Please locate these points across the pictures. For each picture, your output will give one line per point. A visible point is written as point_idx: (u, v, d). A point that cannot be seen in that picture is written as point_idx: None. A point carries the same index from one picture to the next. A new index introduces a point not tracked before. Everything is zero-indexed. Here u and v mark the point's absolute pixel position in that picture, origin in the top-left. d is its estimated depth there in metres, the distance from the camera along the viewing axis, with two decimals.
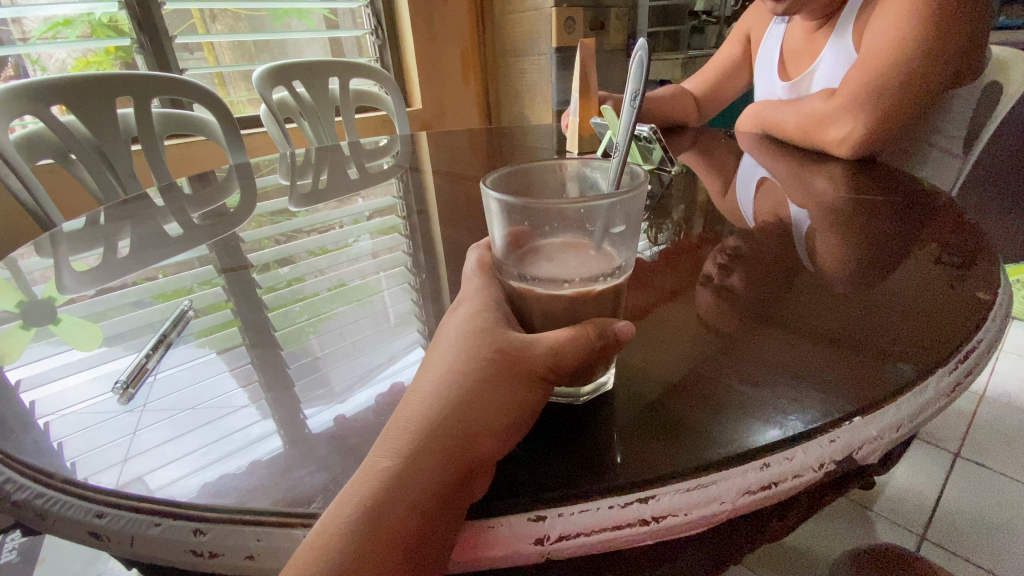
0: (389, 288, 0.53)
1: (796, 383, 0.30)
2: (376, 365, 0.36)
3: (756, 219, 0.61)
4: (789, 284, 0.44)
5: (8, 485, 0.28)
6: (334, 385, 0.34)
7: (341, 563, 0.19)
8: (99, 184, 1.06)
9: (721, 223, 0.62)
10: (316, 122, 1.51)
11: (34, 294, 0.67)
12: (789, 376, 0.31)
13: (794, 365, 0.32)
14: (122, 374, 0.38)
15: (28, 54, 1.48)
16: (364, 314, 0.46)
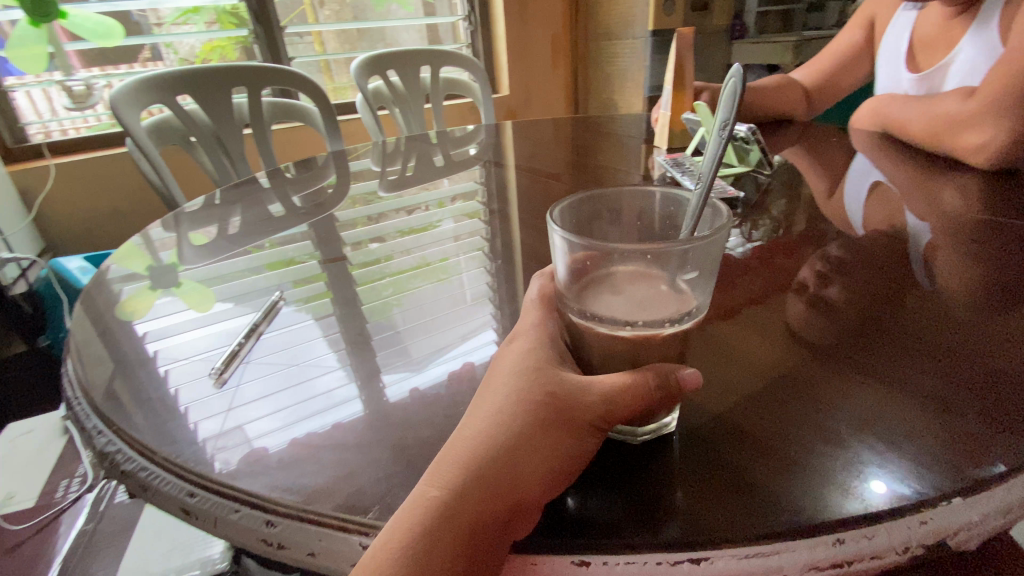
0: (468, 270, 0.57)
1: (889, 441, 0.27)
2: (450, 342, 0.41)
3: (866, 226, 0.55)
4: (889, 311, 0.39)
5: (119, 456, 0.32)
6: (412, 357, 0.39)
7: None
8: (215, 166, 1.18)
9: (825, 222, 0.57)
10: (407, 109, 1.56)
11: (160, 260, 0.77)
12: (882, 432, 0.28)
13: (891, 418, 0.29)
14: (216, 360, 0.41)
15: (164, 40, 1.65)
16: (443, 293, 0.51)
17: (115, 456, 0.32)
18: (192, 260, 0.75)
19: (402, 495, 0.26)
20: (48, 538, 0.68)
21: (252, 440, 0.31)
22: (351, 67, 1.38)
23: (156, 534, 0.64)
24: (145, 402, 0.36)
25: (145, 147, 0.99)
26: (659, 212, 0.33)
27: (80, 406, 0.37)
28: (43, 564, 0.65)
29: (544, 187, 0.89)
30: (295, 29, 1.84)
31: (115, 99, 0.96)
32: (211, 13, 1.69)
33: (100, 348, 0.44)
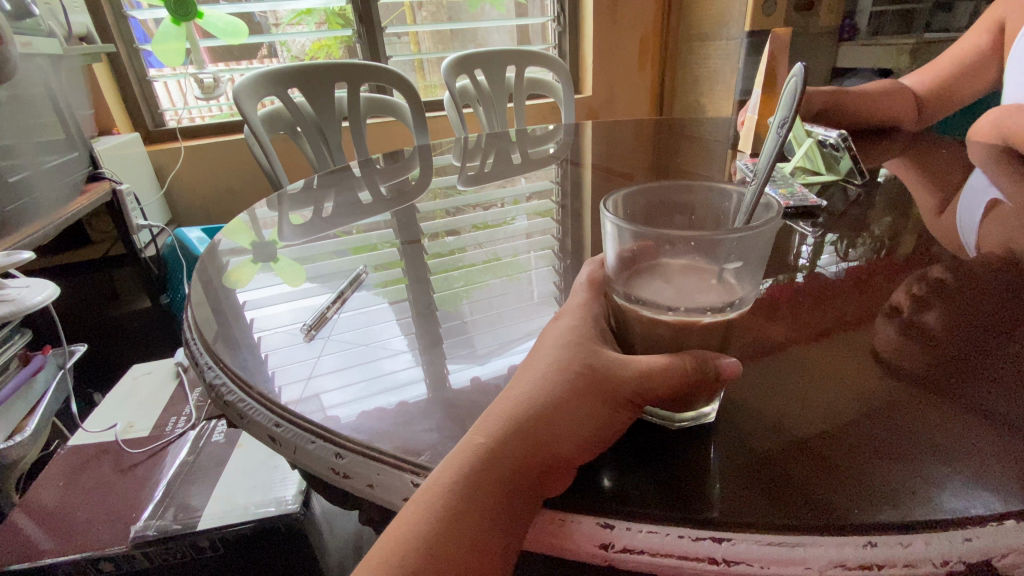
0: (537, 268, 0.60)
1: (981, 475, 0.25)
2: (517, 336, 0.43)
3: (979, 250, 0.50)
4: (994, 342, 0.36)
5: (224, 388, 0.38)
6: (476, 348, 0.41)
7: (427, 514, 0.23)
8: (316, 154, 1.29)
9: (936, 245, 0.53)
10: (491, 108, 1.61)
11: (262, 236, 0.87)
12: (973, 464, 0.26)
13: (987, 452, 0.27)
14: (309, 317, 0.49)
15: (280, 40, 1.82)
16: (512, 289, 0.54)
17: (220, 391, 0.38)
18: (290, 238, 0.84)
19: (451, 447, 0.30)
20: (157, 461, 0.77)
21: (325, 409, 0.34)
22: (442, 65, 1.45)
23: (243, 472, 0.73)
24: (243, 351, 0.42)
25: (259, 134, 1.11)
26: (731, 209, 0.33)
27: (196, 346, 0.45)
28: (150, 482, 0.73)
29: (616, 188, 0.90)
30: (395, 30, 1.96)
31: (237, 91, 1.08)
32: (320, 15, 1.85)
33: (217, 305, 0.52)
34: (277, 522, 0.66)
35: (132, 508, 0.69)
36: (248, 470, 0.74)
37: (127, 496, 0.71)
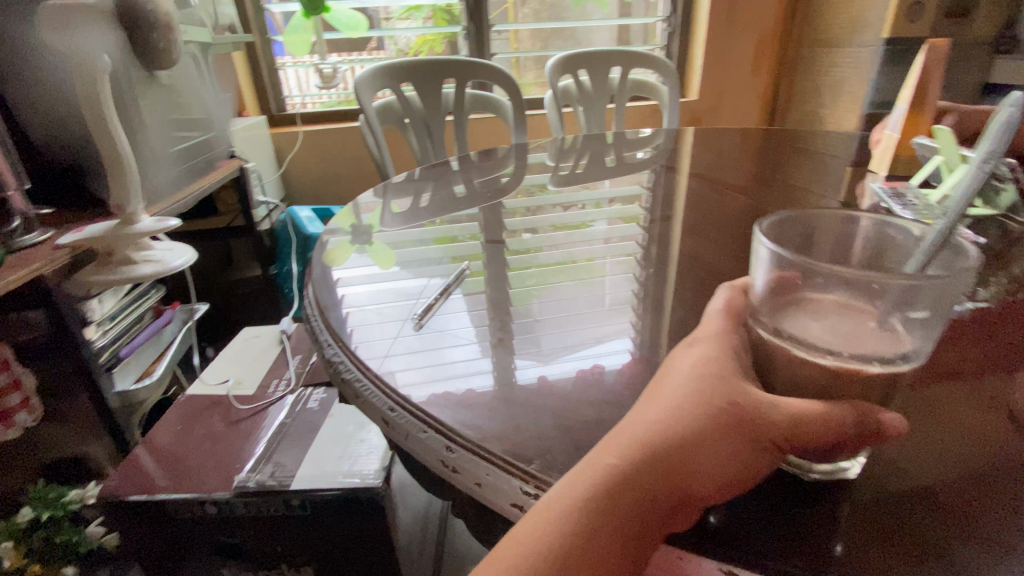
0: (614, 274, 0.58)
1: None
2: (587, 342, 0.42)
3: None
4: None
5: (342, 365, 0.41)
6: (542, 347, 0.42)
7: (547, 530, 0.22)
8: (421, 146, 1.35)
9: None
10: (591, 109, 1.59)
11: (362, 220, 0.92)
12: None
13: None
14: (418, 309, 0.50)
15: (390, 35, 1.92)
16: (583, 293, 0.53)
17: (339, 369, 0.41)
18: (388, 225, 0.88)
19: (560, 458, 0.29)
20: (261, 418, 0.84)
21: (398, 387, 0.37)
22: (547, 64, 1.45)
23: (332, 441, 0.78)
24: (354, 331, 0.46)
25: (372, 124, 1.18)
26: (874, 240, 0.32)
27: (316, 322, 0.49)
28: (253, 437, 0.80)
29: (723, 201, 0.85)
30: (501, 28, 1.99)
31: (358, 84, 1.16)
32: (427, 10, 1.91)
33: (332, 282, 0.57)
34: (361, 493, 0.71)
35: (236, 460, 0.76)
36: (336, 440, 0.78)
37: (232, 448, 0.78)
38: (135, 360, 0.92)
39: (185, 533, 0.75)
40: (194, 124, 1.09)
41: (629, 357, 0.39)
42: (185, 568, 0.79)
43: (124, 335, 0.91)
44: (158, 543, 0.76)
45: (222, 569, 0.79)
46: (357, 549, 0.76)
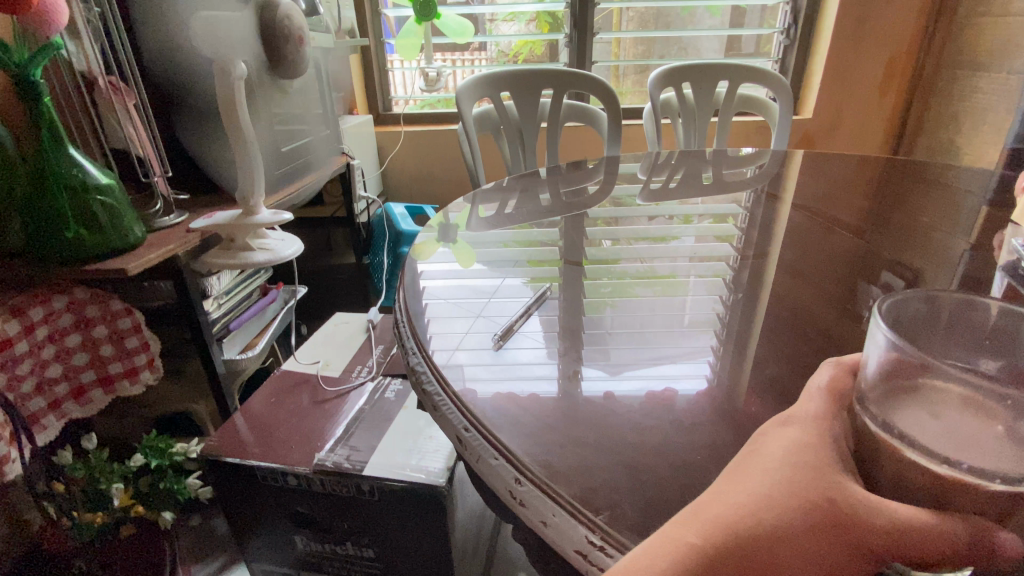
0: (697, 294, 0.60)
1: None
2: (661, 361, 0.45)
3: None
4: None
5: (423, 375, 0.44)
6: (609, 357, 0.46)
7: None
8: (512, 154, 1.37)
9: None
10: (691, 123, 1.53)
11: (448, 220, 0.97)
12: None
13: None
14: (498, 330, 0.51)
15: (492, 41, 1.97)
16: (660, 309, 0.56)
17: (420, 378, 0.44)
18: (472, 226, 0.92)
19: (630, 510, 0.29)
20: (344, 400, 0.90)
21: (466, 381, 0.42)
22: (650, 76, 1.42)
23: (403, 433, 0.83)
24: (436, 339, 0.49)
25: (470, 131, 1.22)
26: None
27: (403, 327, 0.52)
28: (334, 418, 0.86)
29: (831, 236, 0.78)
30: (605, 37, 1.97)
31: (460, 92, 1.20)
32: (531, 13, 1.93)
33: (420, 287, 0.62)
34: (425, 488, 0.74)
35: (318, 438, 0.82)
36: (408, 432, 0.83)
37: (316, 426, 0.85)
38: (242, 333, 1.03)
39: (267, 497, 0.82)
40: (313, 122, 1.19)
41: (705, 383, 0.41)
42: (263, 528, 0.87)
43: (236, 309, 1.01)
44: (245, 502, 0.84)
45: (296, 534, 0.86)
46: (416, 541, 0.80)
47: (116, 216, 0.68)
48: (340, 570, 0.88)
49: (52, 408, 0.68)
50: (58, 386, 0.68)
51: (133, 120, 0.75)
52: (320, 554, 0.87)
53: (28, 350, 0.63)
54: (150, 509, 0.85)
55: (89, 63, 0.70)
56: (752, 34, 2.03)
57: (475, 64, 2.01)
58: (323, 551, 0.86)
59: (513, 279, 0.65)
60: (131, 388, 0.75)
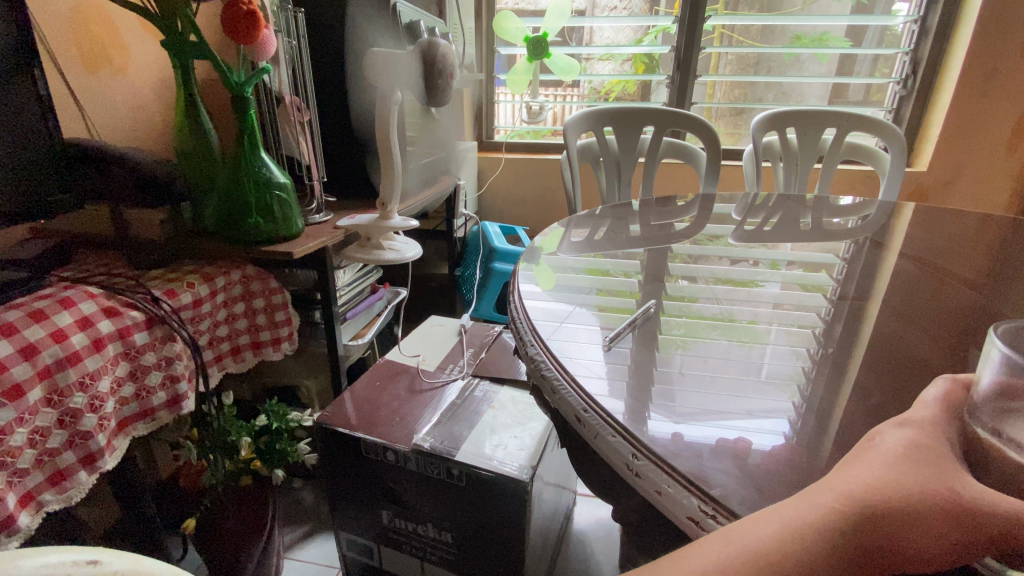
0: (776, 343, 0.63)
1: None
2: (734, 413, 0.46)
3: None
4: None
5: (542, 363, 0.52)
6: (678, 405, 0.46)
7: (757, 543, 0.27)
8: (608, 185, 1.44)
9: None
10: (793, 168, 1.52)
11: (539, 241, 1.06)
12: None
13: None
14: (608, 334, 0.62)
15: (591, 80, 2.07)
16: (736, 357, 0.59)
17: (540, 366, 0.52)
18: (562, 250, 1.00)
19: (740, 493, 0.34)
20: (437, 393, 0.99)
21: (570, 370, 0.50)
22: (754, 119, 1.44)
23: (493, 426, 0.90)
24: (542, 338, 0.58)
25: (573, 160, 1.30)
26: None
27: (522, 325, 0.62)
28: (431, 407, 0.95)
29: (945, 289, 0.77)
30: (703, 79, 2.00)
31: (569, 124, 1.30)
32: (628, 54, 2.02)
33: (518, 300, 0.71)
34: (510, 481, 0.80)
35: (417, 422, 0.91)
36: (498, 427, 0.90)
37: (415, 413, 0.94)
38: (355, 322, 1.16)
39: (365, 469, 0.92)
40: (440, 146, 1.33)
41: (783, 441, 0.42)
42: (354, 499, 0.96)
43: (352, 300, 1.14)
44: (343, 471, 0.94)
45: (383, 509, 0.94)
46: (495, 531, 0.86)
47: (286, 209, 0.83)
48: (416, 549, 0.95)
49: (217, 361, 0.81)
50: (223, 343, 0.82)
51: (304, 133, 0.91)
52: (400, 531, 0.95)
53: (210, 309, 0.77)
54: (265, 465, 0.98)
55: (282, 86, 0.87)
56: (860, 82, 1.98)
57: (567, 99, 2.11)
58: (405, 529, 0.94)
59: (584, 308, 0.72)
60: (273, 354, 0.89)
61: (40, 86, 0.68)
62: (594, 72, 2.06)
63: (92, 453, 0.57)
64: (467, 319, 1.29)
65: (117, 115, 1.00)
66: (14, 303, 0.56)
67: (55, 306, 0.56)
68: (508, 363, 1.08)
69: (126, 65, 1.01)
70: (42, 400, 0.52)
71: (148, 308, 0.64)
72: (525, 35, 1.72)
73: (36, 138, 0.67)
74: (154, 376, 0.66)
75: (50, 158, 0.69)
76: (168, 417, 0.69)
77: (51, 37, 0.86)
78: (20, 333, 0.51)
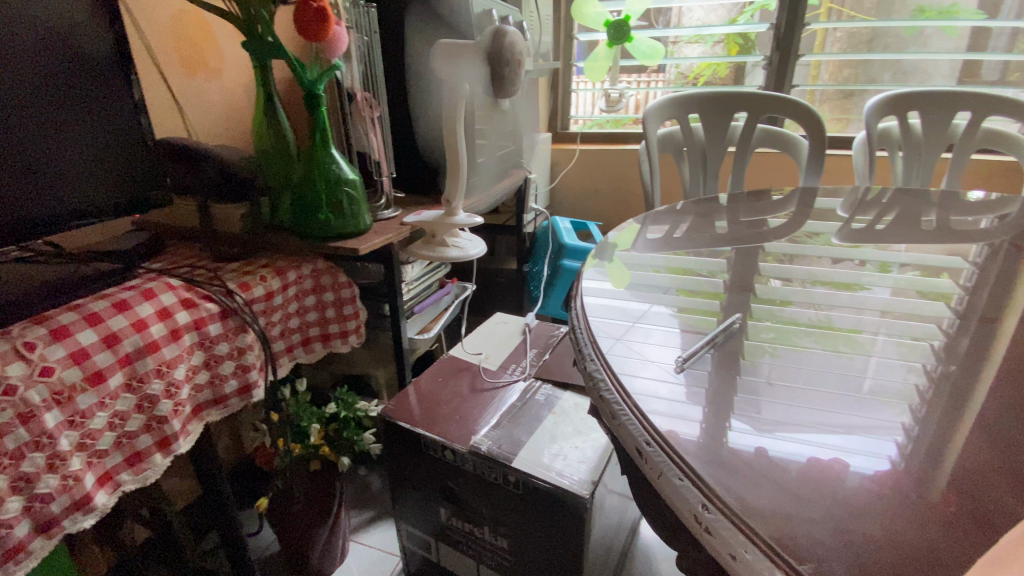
0: (885, 355, 0.53)
1: None
2: (827, 432, 0.40)
3: None
4: None
5: (602, 382, 0.47)
6: (760, 424, 0.41)
7: None
8: (691, 178, 1.33)
9: None
10: (914, 158, 1.32)
11: (613, 237, 0.99)
12: None
13: None
14: (682, 352, 0.53)
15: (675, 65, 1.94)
16: (834, 367, 0.50)
17: (599, 385, 0.47)
18: (637, 247, 0.94)
19: (840, 570, 0.27)
20: (498, 394, 0.97)
21: (633, 393, 0.44)
22: (867, 102, 1.25)
23: (554, 434, 0.86)
24: (602, 351, 0.52)
25: (653, 152, 1.22)
26: None
27: (582, 334, 0.57)
28: (489, 408, 0.93)
29: None
30: (807, 59, 1.79)
31: (648, 113, 1.20)
32: (720, 35, 1.86)
33: (579, 304, 0.65)
34: (567, 495, 0.76)
35: (475, 423, 0.89)
36: (560, 436, 0.86)
37: (474, 413, 0.92)
38: (421, 316, 1.16)
39: (424, 466, 0.92)
40: (512, 139, 1.30)
41: (890, 466, 0.36)
42: (414, 493, 0.97)
43: (418, 295, 1.15)
44: (403, 465, 0.95)
45: (441, 506, 0.94)
46: (550, 544, 0.82)
47: (354, 205, 0.83)
48: (472, 551, 0.94)
49: (288, 351, 0.84)
50: (294, 334, 0.84)
51: (374, 129, 0.91)
52: (456, 530, 0.94)
53: (282, 301, 0.79)
54: (333, 452, 1.01)
55: (354, 82, 0.88)
56: (1003, 57, 1.69)
57: (651, 86, 1.99)
58: (462, 529, 0.93)
59: (663, 307, 0.66)
60: (341, 346, 0.91)
61: (136, 91, 0.73)
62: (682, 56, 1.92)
63: (166, 436, 0.61)
64: (532, 317, 1.26)
65: (212, 116, 1.07)
66: (106, 293, 0.61)
67: (138, 297, 0.60)
68: (571, 366, 1.04)
69: (221, 68, 1.08)
70: (122, 386, 0.56)
71: (222, 300, 0.67)
72: (605, 20, 1.63)
73: (131, 138, 0.73)
74: (227, 365, 0.69)
75: (142, 157, 0.75)
76: (241, 404, 0.72)
77: (153, 44, 0.93)
78: (104, 323, 0.55)
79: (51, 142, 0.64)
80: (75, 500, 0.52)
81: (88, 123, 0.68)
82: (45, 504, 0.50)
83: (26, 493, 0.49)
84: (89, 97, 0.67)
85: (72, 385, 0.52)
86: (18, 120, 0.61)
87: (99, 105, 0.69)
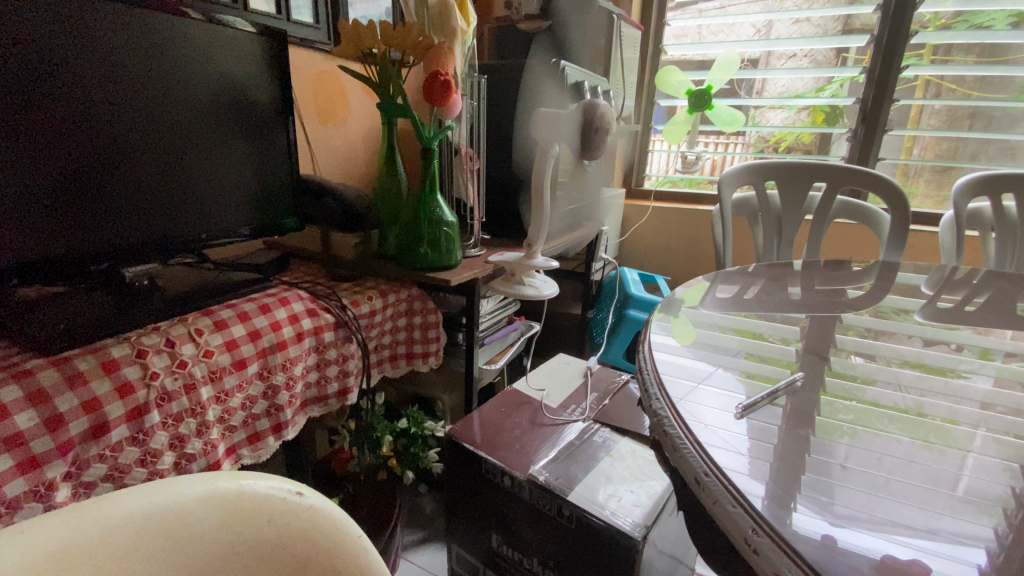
0: (984, 455, 0.53)
1: None
2: (912, 528, 0.41)
3: None
4: None
5: (666, 419, 0.53)
6: (835, 502, 0.43)
7: None
8: (765, 243, 1.36)
9: None
10: (1009, 241, 1.27)
11: (680, 293, 1.04)
12: None
13: None
14: (742, 403, 0.60)
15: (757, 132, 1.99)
16: (922, 461, 0.51)
17: (663, 421, 0.52)
18: (705, 305, 0.98)
19: None
20: (558, 430, 1.02)
21: (697, 435, 0.50)
22: (956, 182, 1.25)
23: (617, 477, 0.89)
24: (666, 395, 0.58)
25: (725, 214, 1.26)
26: None
27: (647, 376, 0.63)
28: (550, 442, 0.98)
29: None
30: (898, 132, 1.79)
31: (725, 177, 1.26)
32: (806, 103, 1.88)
33: (646, 353, 0.71)
34: (620, 535, 0.78)
35: (534, 454, 0.95)
36: (618, 479, 0.89)
37: (534, 444, 0.97)
38: (490, 348, 1.25)
39: (483, 489, 0.97)
40: (592, 194, 1.40)
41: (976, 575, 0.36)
42: (469, 517, 1.02)
43: (490, 328, 1.24)
44: (461, 488, 1.01)
45: (493, 532, 0.99)
46: None
47: (450, 244, 0.95)
48: None
49: (379, 365, 0.95)
50: (386, 351, 0.96)
51: (472, 180, 1.04)
52: (507, 558, 0.98)
53: (381, 321, 0.91)
54: (400, 465, 1.10)
55: (461, 140, 1.01)
56: None
57: (729, 149, 2.04)
58: (512, 558, 0.97)
59: (728, 370, 0.70)
60: (421, 366, 1.01)
61: (289, 136, 0.90)
62: (764, 121, 1.96)
63: (280, 423, 0.71)
64: (595, 362, 1.31)
65: (335, 157, 1.26)
66: (252, 297, 0.74)
67: (276, 303, 0.73)
68: (631, 414, 1.07)
69: (347, 117, 1.27)
70: (256, 373, 0.68)
71: (337, 313, 0.79)
72: (688, 88, 1.72)
73: (279, 172, 0.89)
74: (332, 369, 0.80)
75: (288, 185, 0.91)
76: (337, 404, 0.83)
77: (301, 97, 1.13)
78: (251, 320, 0.68)
79: (226, 172, 0.81)
80: (210, 464, 0.63)
81: (253, 159, 0.85)
82: (189, 463, 0.61)
83: (178, 451, 0.60)
84: (256, 137, 0.84)
85: (224, 367, 0.64)
86: (208, 154, 0.77)
87: (263, 144, 0.86)
